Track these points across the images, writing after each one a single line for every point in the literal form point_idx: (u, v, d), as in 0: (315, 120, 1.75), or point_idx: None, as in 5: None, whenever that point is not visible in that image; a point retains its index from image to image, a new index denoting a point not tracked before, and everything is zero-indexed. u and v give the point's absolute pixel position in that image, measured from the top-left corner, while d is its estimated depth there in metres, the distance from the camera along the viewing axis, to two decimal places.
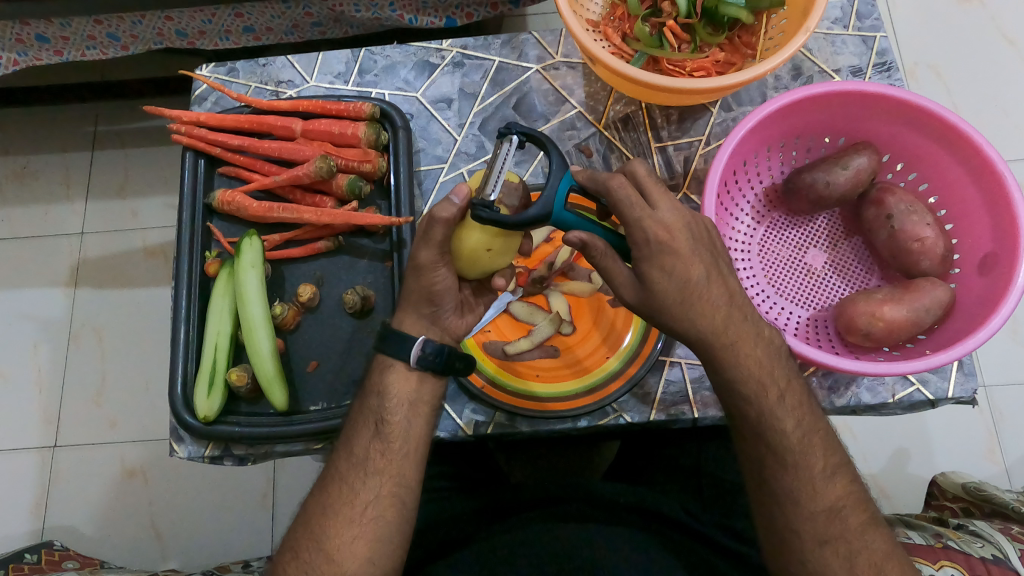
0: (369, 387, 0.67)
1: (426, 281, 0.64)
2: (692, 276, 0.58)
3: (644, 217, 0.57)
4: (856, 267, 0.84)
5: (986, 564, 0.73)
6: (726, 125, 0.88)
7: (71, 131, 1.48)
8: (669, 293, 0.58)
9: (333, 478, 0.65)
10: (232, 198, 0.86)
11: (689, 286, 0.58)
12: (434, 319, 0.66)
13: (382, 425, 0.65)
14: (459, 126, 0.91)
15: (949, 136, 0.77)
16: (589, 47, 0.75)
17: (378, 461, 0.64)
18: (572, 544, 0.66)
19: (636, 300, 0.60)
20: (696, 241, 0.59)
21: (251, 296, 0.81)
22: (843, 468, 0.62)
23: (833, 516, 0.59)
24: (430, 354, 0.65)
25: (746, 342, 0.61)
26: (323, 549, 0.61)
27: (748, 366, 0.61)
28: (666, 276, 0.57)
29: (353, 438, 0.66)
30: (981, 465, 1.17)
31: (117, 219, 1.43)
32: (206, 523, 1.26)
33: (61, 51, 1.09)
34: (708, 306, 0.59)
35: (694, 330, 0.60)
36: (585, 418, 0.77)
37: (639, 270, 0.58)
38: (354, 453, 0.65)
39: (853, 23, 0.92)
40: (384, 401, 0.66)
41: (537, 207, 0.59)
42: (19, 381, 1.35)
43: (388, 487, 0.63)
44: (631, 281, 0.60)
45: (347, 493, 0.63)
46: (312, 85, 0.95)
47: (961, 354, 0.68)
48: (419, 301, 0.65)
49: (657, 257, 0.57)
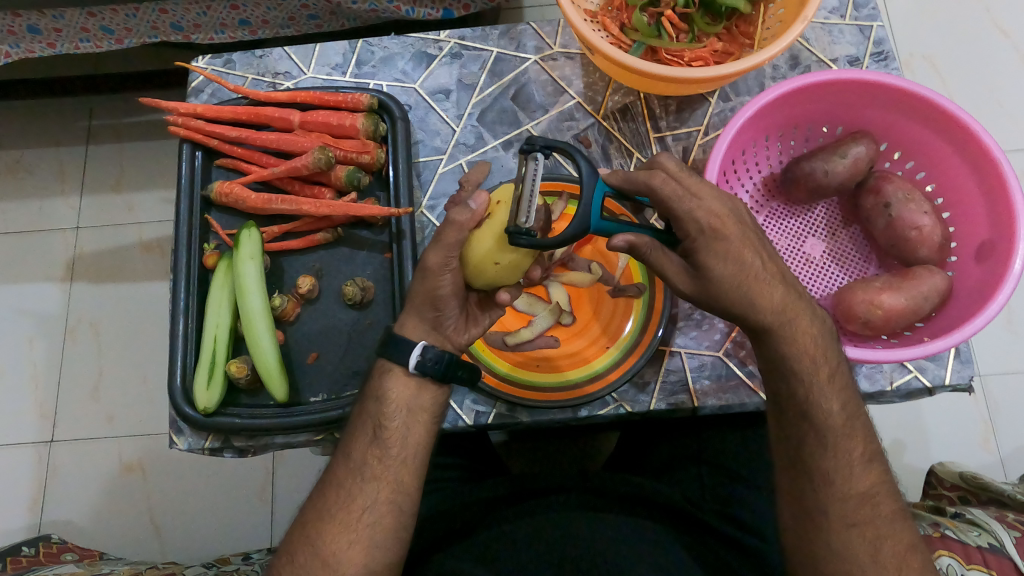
0: (369, 392, 0.67)
1: (431, 284, 0.64)
2: (746, 259, 0.58)
3: (695, 208, 0.58)
4: (854, 256, 0.85)
5: (983, 553, 0.74)
6: (724, 115, 0.88)
7: (65, 126, 1.47)
8: (727, 278, 0.58)
9: (330, 485, 0.65)
10: (230, 189, 0.86)
11: (745, 271, 0.58)
12: (435, 323, 0.66)
13: (380, 430, 0.65)
14: (457, 117, 0.91)
15: (946, 125, 0.77)
16: (588, 38, 0.75)
17: (375, 467, 0.64)
18: (589, 534, 0.66)
19: (692, 291, 0.60)
20: (744, 224, 0.59)
21: (250, 287, 0.80)
22: (878, 457, 0.62)
23: (865, 502, 0.60)
24: (430, 361, 0.65)
25: (803, 317, 0.61)
26: (318, 554, 0.61)
27: (804, 341, 0.61)
28: (722, 261, 0.58)
29: (351, 443, 0.66)
30: (976, 454, 1.19)
31: (113, 214, 1.42)
32: (206, 516, 1.26)
33: (54, 44, 1.08)
34: (767, 287, 0.59)
35: (752, 311, 0.60)
36: (585, 408, 0.78)
37: (695, 259, 0.58)
38: (351, 459, 0.65)
39: (850, 13, 0.92)
40: (382, 406, 0.66)
41: (575, 224, 0.58)
42: (15, 376, 1.35)
43: (384, 493, 0.63)
44: (683, 271, 0.60)
45: (345, 498, 0.63)
46: (309, 76, 0.95)
47: (959, 340, 0.68)
48: (422, 303, 0.65)
49: (712, 245, 0.57)
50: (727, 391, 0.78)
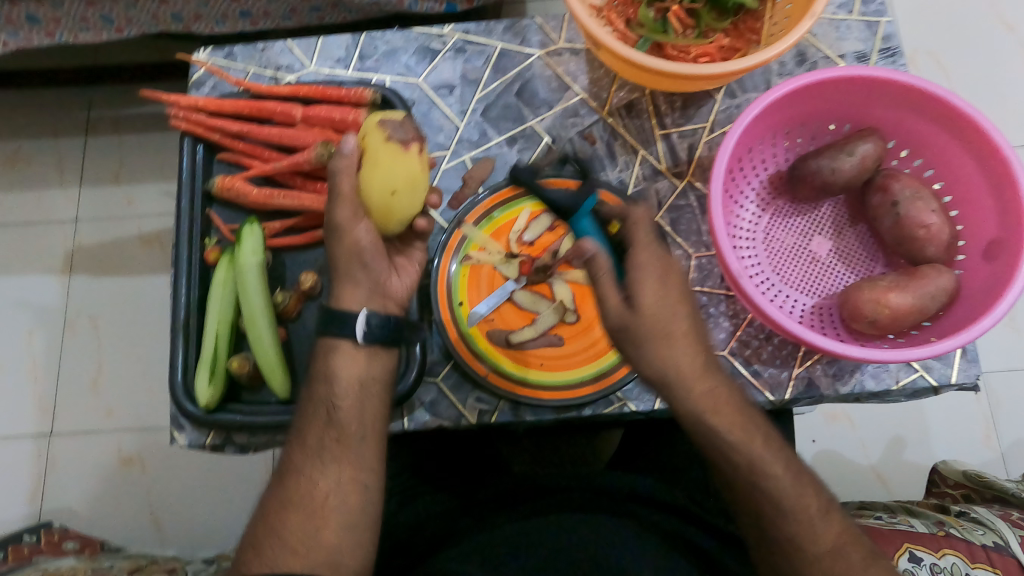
0: (315, 375, 0.65)
1: (353, 239, 0.64)
2: (673, 317, 0.59)
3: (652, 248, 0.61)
4: (861, 254, 0.84)
5: (988, 552, 0.74)
6: (730, 112, 0.88)
7: (65, 117, 1.45)
8: (649, 323, 0.58)
9: (289, 472, 0.62)
10: (232, 183, 0.86)
11: (671, 325, 0.59)
12: (372, 282, 0.66)
13: (334, 412, 0.63)
14: (461, 113, 0.90)
15: (956, 123, 0.76)
16: (595, 33, 0.74)
17: (334, 449, 0.62)
18: (600, 533, 0.65)
19: (616, 325, 0.60)
20: (688, 287, 0.62)
21: (252, 283, 0.79)
22: (834, 507, 0.61)
23: (836, 559, 0.58)
24: (375, 326, 0.64)
25: (722, 392, 0.61)
26: (285, 543, 0.59)
27: (726, 414, 0.60)
28: (653, 309, 0.58)
29: (304, 428, 0.64)
30: (978, 451, 1.18)
31: (113, 206, 1.41)
32: (207, 510, 1.26)
33: (53, 34, 1.07)
34: (689, 349, 0.60)
35: (670, 365, 0.59)
36: (589, 407, 0.77)
37: (631, 289, 0.59)
38: (306, 443, 0.63)
39: (857, 9, 0.91)
40: (333, 386, 0.64)
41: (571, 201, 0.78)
42: (14, 368, 1.34)
43: (347, 475, 0.62)
44: (620, 302, 0.60)
45: (306, 485, 0.61)
46: (311, 70, 0.94)
47: (967, 340, 0.67)
48: (349, 264, 0.65)
49: (650, 284, 0.59)
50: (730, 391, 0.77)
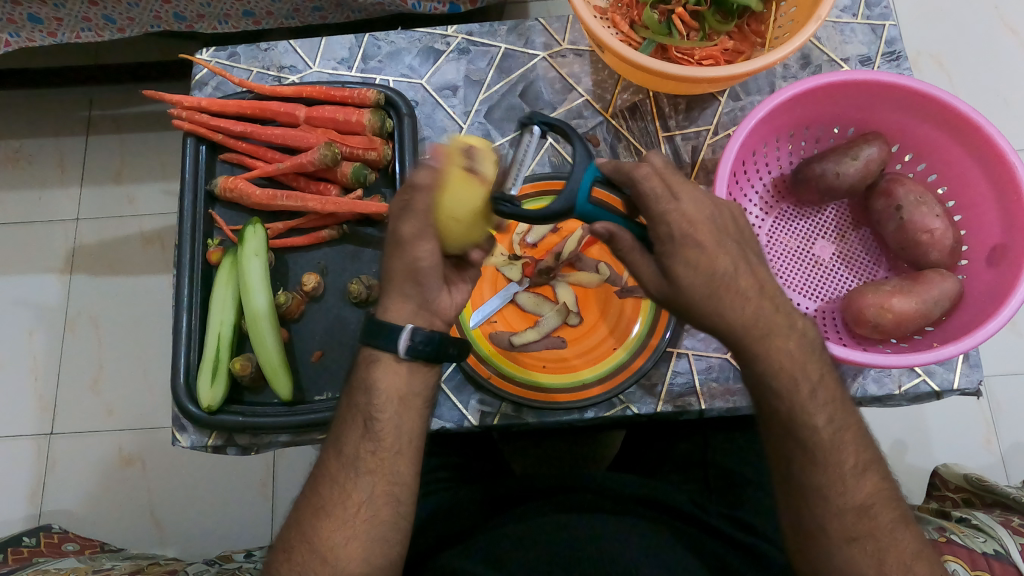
0: (354, 384, 0.64)
1: (414, 257, 0.60)
2: (718, 267, 0.56)
3: (670, 210, 0.56)
4: (864, 258, 0.84)
5: (988, 560, 0.74)
6: (734, 115, 0.88)
7: (66, 116, 1.45)
8: (677, 292, 0.56)
9: (322, 480, 0.62)
10: (235, 184, 0.86)
11: (685, 290, 0.56)
12: (423, 300, 0.62)
13: (371, 423, 0.61)
14: (464, 113, 0.90)
15: (960, 127, 0.76)
16: (599, 35, 0.74)
17: (369, 460, 0.61)
18: (613, 538, 0.64)
19: (662, 295, 0.59)
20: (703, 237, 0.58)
21: (255, 285, 0.80)
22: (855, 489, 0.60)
23: (854, 562, 0.58)
24: (420, 343, 0.61)
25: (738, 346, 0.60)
26: (317, 551, 0.59)
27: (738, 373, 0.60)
28: (692, 270, 0.56)
29: (342, 436, 0.63)
30: (977, 454, 1.19)
31: (114, 206, 1.41)
32: (209, 509, 1.26)
33: (55, 34, 1.07)
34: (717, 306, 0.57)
35: None
36: (592, 409, 0.77)
37: (664, 264, 0.56)
38: (343, 453, 0.62)
39: (862, 12, 0.91)
40: (371, 398, 0.62)
41: (559, 201, 0.59)
42: (14, 367, 1.34)
43: (381, 485, 0.61)
44: (657, 275, 0.58)
45: (339, 494, 0.60)
46: (314, 70, 0.93)
47: (970, 345, 0.67)
48: (403, 279, 0.61)
49: (680, 251, 0.56)
50: (734, 394, 0.77)
